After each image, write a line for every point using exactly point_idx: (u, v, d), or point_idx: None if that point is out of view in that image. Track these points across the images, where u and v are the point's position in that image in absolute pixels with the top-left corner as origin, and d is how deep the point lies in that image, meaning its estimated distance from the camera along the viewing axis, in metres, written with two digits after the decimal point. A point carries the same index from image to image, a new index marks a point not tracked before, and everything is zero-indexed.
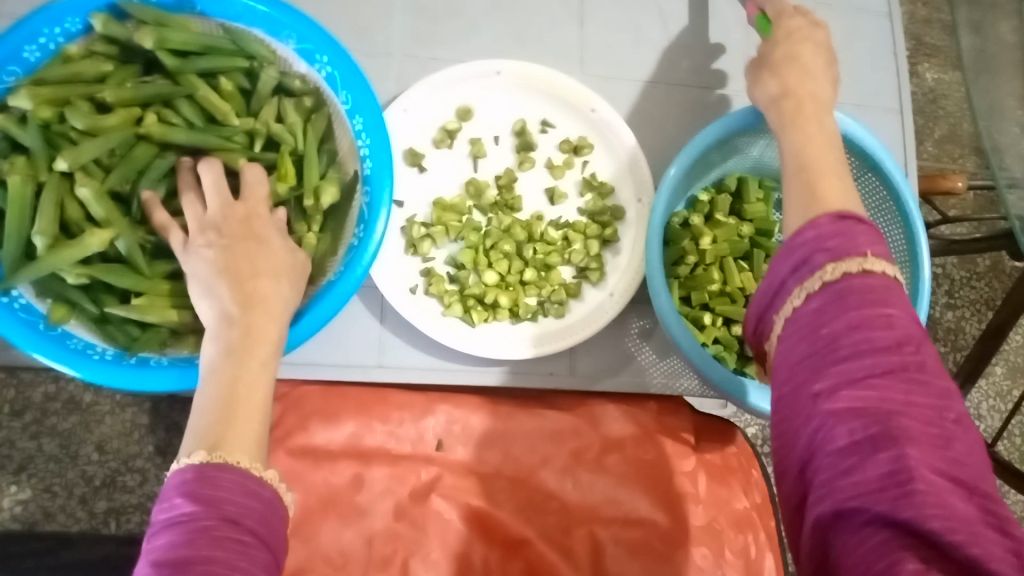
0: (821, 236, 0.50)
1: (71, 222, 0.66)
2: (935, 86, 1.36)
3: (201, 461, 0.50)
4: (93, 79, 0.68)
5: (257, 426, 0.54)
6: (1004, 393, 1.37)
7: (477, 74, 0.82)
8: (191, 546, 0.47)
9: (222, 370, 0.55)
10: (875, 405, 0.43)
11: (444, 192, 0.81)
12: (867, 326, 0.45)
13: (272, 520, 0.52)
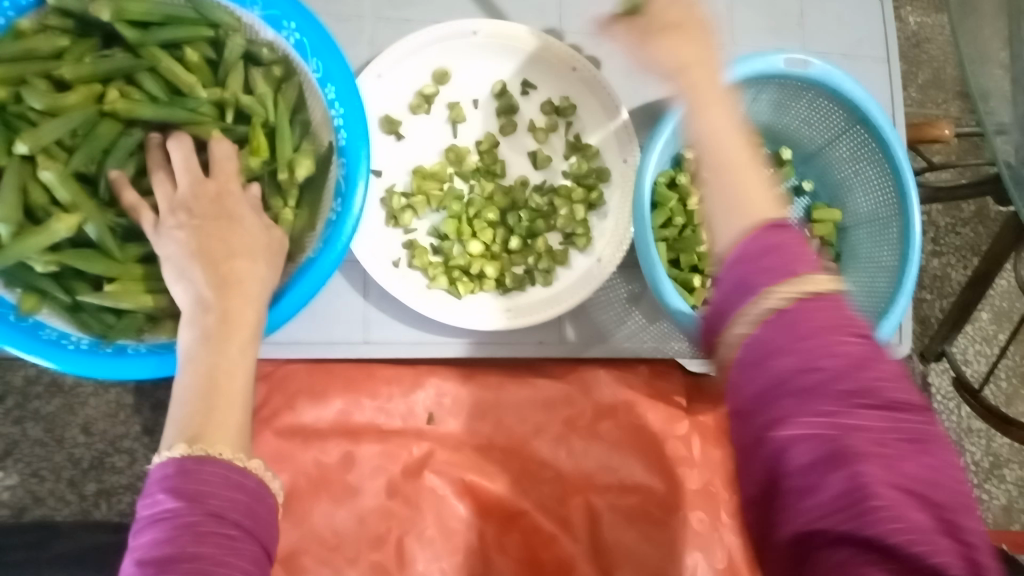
0: (760, 258, 0.44)
1: (36, 207, 0.63)
2: (917, 30, 1.34)
3: (184, 454, 0.50)
4: (50, 55, 0.65)
5: (240, 413, 0.53)
6: (990, 337, 1.39)
7: (456, 36, 0.78)
8: (175, 543, 0.47)
9: (201, 357, 0.54)
10: (832, 427, 0.42)
11: (422, 160, 0.79)
12: (823, 351, 0.43)
13: (260, 508, 0.52)
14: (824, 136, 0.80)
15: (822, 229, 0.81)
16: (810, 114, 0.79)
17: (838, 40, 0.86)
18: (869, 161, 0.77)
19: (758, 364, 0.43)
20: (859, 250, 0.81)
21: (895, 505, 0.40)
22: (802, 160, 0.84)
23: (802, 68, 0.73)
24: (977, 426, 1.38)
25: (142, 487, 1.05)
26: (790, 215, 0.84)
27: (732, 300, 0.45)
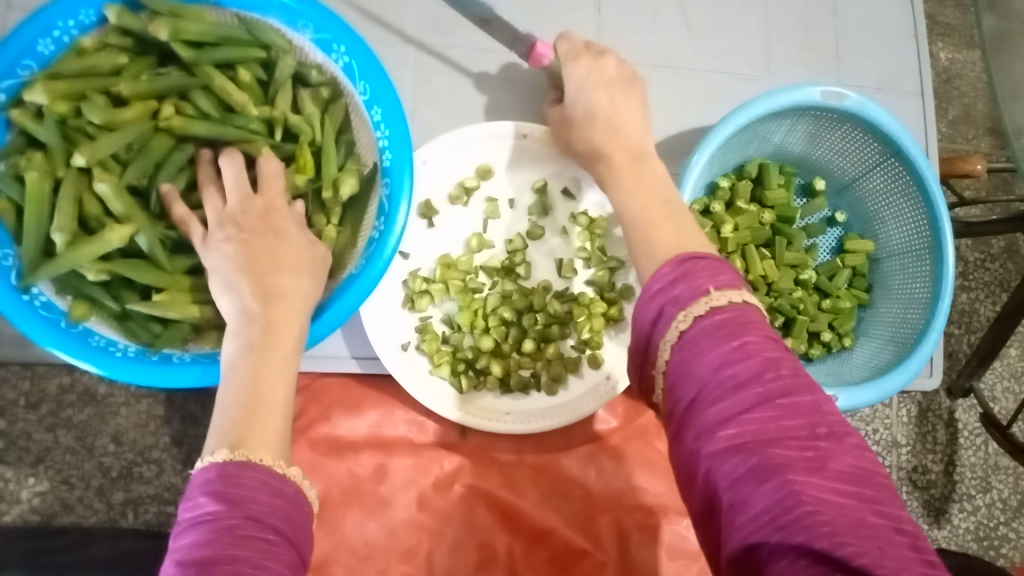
0: (658, 294, 0.52)
1: (90, 217, 0.65)
2: (948, 66, 1.35)
3: (228, 458, 0.51)
4: (108, 72, 0.67)
5: (281, 422, 0.55)
6: (1018, 374, 1.38)
7: (497, 133, 0.77)
8: (215, 545, 0.47)
9: (245, 366, 0.55)
10: (750, 437, 0.45)
11: (450, 250, 0.78)
12: (729, 364, 0.47)
13: (296, 517, 0.52)
14: (858, 168, 0.81)
15: (853, 259, 0.82)
16: (844, 146, 0.80)
17: (873, 74, 0.87)
18: (903, 194, 0.78)
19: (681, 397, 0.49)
20: (891, 282, 0.81)
21: (825, 511, 0.42)
22: (835, 191, 0.85)
23: (838, 101, 0.74)
24: (1004, 463, 1.37)
25: (169, 498, 1.07)
26: (821, 245, 0.86)
27: (650, 325, 0.52)
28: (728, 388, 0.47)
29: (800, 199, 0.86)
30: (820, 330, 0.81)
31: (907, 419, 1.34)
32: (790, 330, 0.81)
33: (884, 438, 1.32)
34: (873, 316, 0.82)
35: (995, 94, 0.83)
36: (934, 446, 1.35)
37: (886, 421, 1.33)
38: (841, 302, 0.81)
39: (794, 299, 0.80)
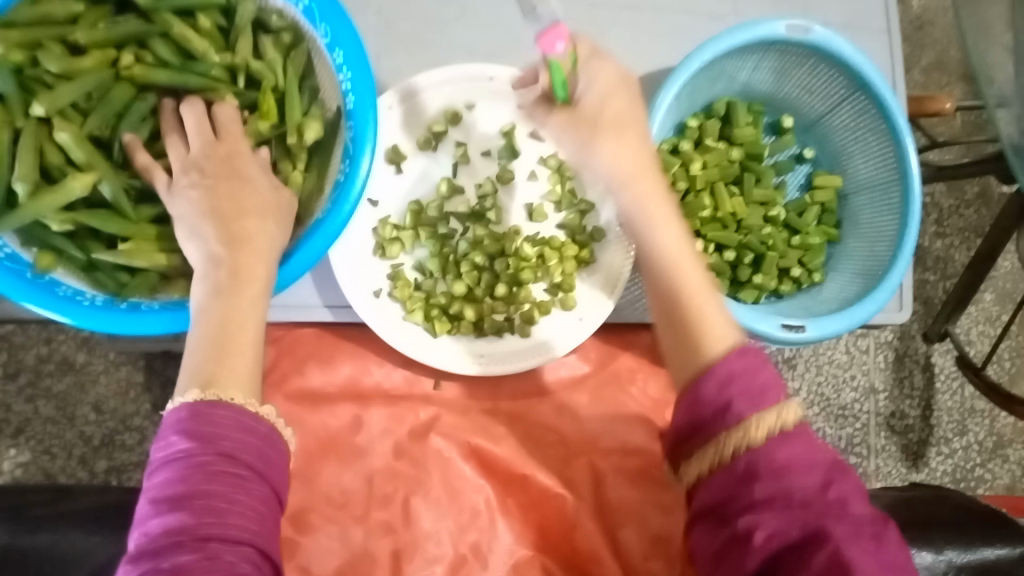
0: (714, 386, 0.51)
1: (51, 166, 0.64)
2: (921, 14, 1.35)
3: (198, 398, 0.51)
4: (65, 20, 0.66)
5: (252, 361, 0.55)
6: (993, 317, 1.39)
7: (465, 75, 0.77)
8: (188, 481, 0.47)
9: (216, 308, 0.55)
10: (805, 510, 0.47)
11: (420, 196, 0.78)
12: (783, 439, 0.49)
13: (269, 453, 0.52)
14: (824, 104, 0.81)
15: (821, 195, 0.83)
16: (810, 81, 0.80)
17: (839, 10, 0.87)
18: (869, 127, 0.79)
19: (740, 466, 0.49)
20: (860, 217, 0.82)
21: None
22: (804, 128, 0.86)
23: (802, 35, 0.74)
24: (981, 406, 1.37)
25: None
26: (790, 182, 0.86)
27: (707, 417, 0.51)
28: (780, 464, 0.49)
29: (768, 138, 0.86)
30: (789, 265, 0.81)
31: (884, 365, 1.35)
32: (761, 267, 0.81)
33: (862, 384, 1.34)
34: (842, 251, 0.83)
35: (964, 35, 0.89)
36: (912, 391, 1.36)
37: (863, 366, 1.35)
38: (810, 238, 0.82)
39: (764, 236, 0.81)
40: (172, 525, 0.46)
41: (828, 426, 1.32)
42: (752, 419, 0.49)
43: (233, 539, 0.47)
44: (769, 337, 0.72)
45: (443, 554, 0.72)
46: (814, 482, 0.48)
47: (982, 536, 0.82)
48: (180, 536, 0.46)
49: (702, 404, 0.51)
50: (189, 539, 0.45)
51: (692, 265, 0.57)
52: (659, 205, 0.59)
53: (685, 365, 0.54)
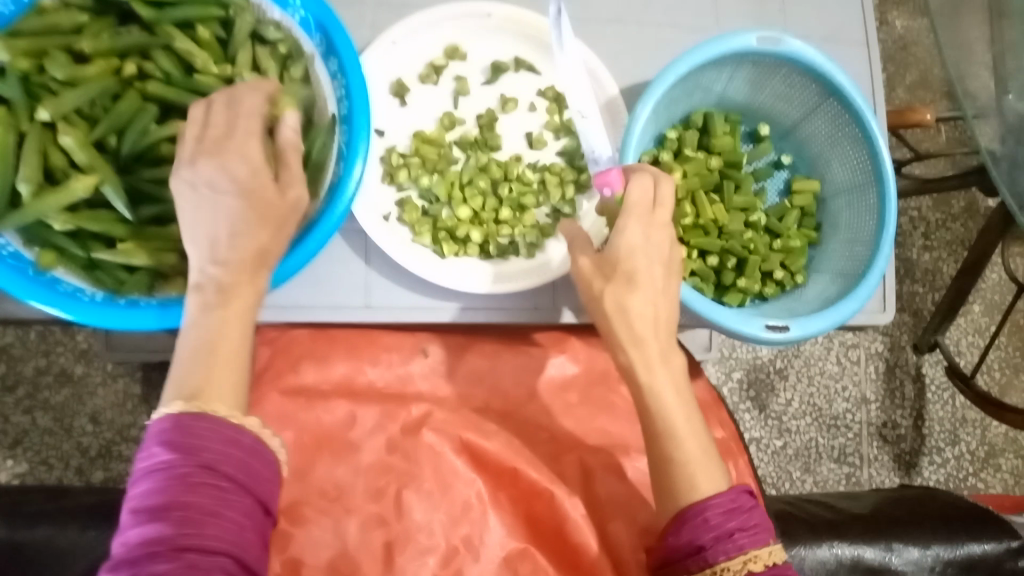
0: (721, 514, 0.56)
1: (55, 168, 0.67)
2: (904, 33, 1.38)
3: (193, 409, 0.50)
4: (70, 30, 0.68)
5: (237, 375, 0.54)
6: (982, 329, 1.40)
7: (469, 12, 0.79)
8: (168, 493, 0.47)
9: (211, 326, 0.54)
10: None
11: (422, 125, 0.79)
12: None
13: (255, 463, 0.52)
14: (798, 112, 0.85)
15: (800, 200, 0.86)
16: (786, 89, 0.83)
17: (819, 24, 0.89)
18: (845, 133, 0.82)
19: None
20: (837, 218, 0.85)
21: None
22: (781, 136, 0.88)
23: (774, 45, 0.77)
24: (972, 416, 1.39)
25: None
26: (770, 187, 0.89)
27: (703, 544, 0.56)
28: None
29: (747, 146, 0.89)
30: (772, 269, 0.84)
31: (875, 375, 1.36)
32: (743, 271, 0.83)
33: (853, 394, 1.35)
34: (821, 254, 0.86)
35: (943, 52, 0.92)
36: (903, 401, 1.37)
37: (854, 377, 1.36)
38: (791, 241, 0.85)
39: (745, 240, 0.83)
40: (151, 535, 0.47)
41: (820, 437, 1.33)
42: (752, 552, 0.55)
43: (210, 550, 0.47)
44: (754, 338, 0.73)
45: (435, 545, 0.73)
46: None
47: (968, 530, 0.85)
48: (158, 547, 0.46)
49: (697, 534, 0.56)
50: (166, 551, 0.46)
51: (689, 424, 0.59)
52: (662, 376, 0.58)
53: (666, 496, 0.58)
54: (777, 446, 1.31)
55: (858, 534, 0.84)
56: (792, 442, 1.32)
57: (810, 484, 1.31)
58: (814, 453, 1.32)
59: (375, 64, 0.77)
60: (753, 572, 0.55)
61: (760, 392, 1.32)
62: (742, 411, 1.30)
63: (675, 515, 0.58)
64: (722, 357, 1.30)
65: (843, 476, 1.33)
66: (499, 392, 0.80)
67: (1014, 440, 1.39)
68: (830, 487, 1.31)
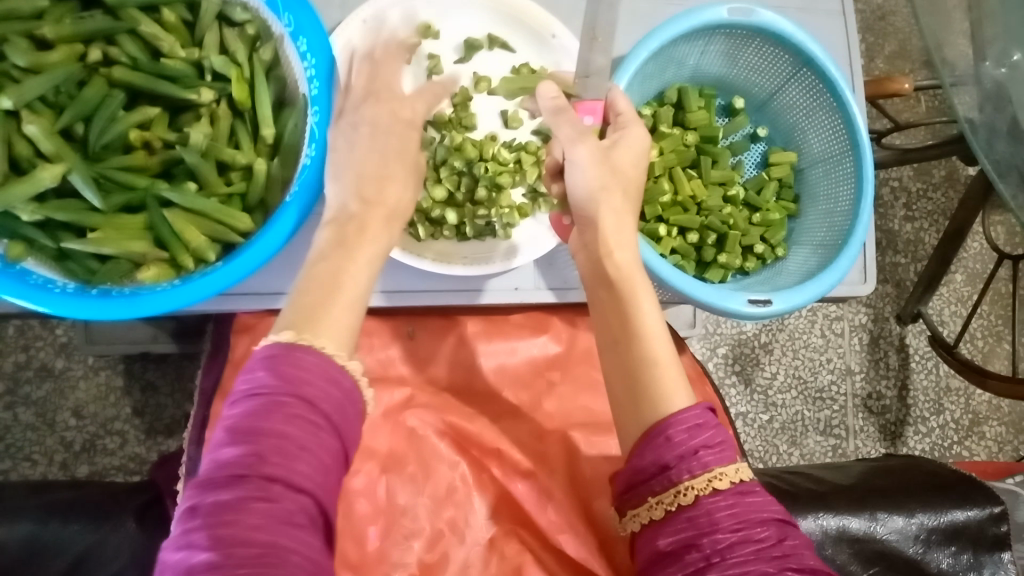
0: (684, 431, 0.55)
1: (20, 158, 0.65)
2: (883, 3, 1.37)
3: (292, 337, 0.51)
4: (30, 15, 0.66)
5: (350, 316, 0.55)
6: (965, 298, 1.41)
7: None
8: (265, 418, 0.47)
9: (355, 267, 0.56)
10: (758, 540, 0.53)
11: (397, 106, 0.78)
12: (745, 492, 0.55)
13: (348, 409, 0.52)
14: (773, 83, 0.85)
15: (777, 172, 0.87)
16: (759, 61, 0.83)
17: None
18: (820, 103, 0.81)
19: (693, 511, 0.54)
20: (816, 189, 0.86)
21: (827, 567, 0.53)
22: (755, 109, 0.90)
23: (745, 17, 0.76)
24: (955, 384, 1.39)
25: (134, 468, 1.08)
26: (747, 160, 0.90)
27: (669, 462, 0.55)
28: (733, 501, 0.54)
29: (722, 120, 0.89)
30: (753, 243, 0.85)
31: (859, 347, 1.37)
32: (724, 246, 0.85)
33: (838, 366, 1.36)
34: (801, 225, 0.87)
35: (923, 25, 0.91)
36: (887, 372, 1.37)
37: (839, 349, 1.36)
38: (770, 214, 0.86)
39: (724, 216, 0.85)
40: (238, 461, 0.46)
41: (807, 409, 1.33)
42: (717, 470, 0.54)
43: (296, 486, 0.47)
44: (736, 314, 0.73)
45: (420, 529, 0.73)
46: (766, 535, 0.53)
47: (952, 498, 0.85)
48: (242, 474, 0.46)
49: (660, 455, 0.55)
50: (254, 479, 0.46)
51: (664, 339, 0.60)
52: (643, 287, 0.62)
53: (637, 414, 0.58)
54: (764, 420, 1.32)
55: (843, 504, 0.84)
56: (779, 415, 1.32)
57: (797, 457, 1.32)
58: (802, 424, 1.33)
59: (344, 45, 0.76)
60: (719, 490, 0.54)
61: (747, 366, 1.32)
62: (727, 386, 1.30)
63: (641, 438, 0.57)
64: (706, 333, 1.30)
65: (830, 447, 1.34)
66: (483, 374, 0.80)
67: (997, 408, 1.40)
68: (817, 459, 1.32)
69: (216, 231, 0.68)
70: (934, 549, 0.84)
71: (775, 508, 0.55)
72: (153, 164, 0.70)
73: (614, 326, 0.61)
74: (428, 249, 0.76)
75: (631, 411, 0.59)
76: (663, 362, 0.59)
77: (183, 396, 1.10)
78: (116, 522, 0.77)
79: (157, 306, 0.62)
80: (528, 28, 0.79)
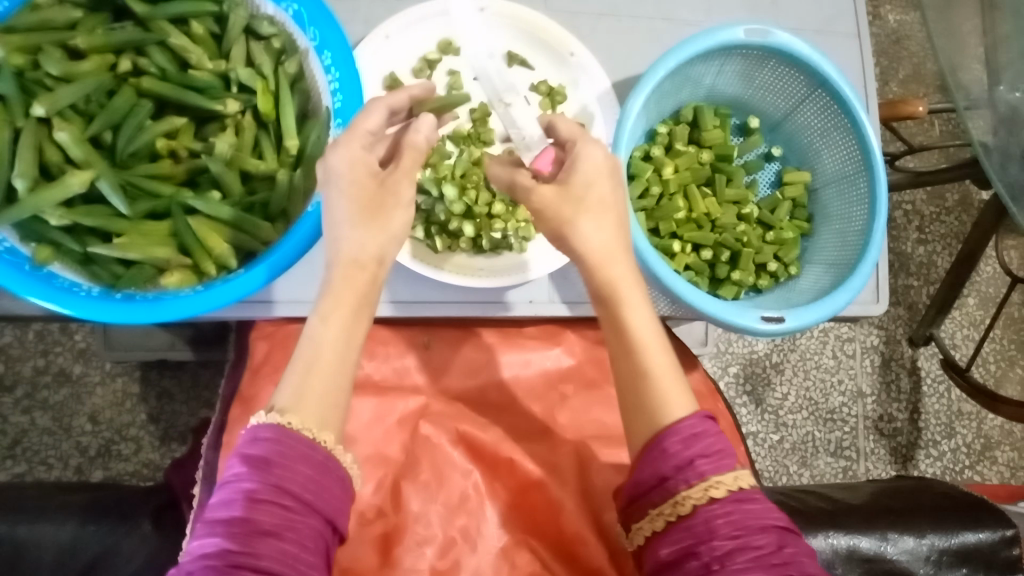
0: (679, 442, 0.56)
1: (50, 164, 0.67)
2: (897, 28, 1.38)
3: (279, 421, 0.54)
4: (64, 26, 0.68)
5: (334, 381, 0.57)
6: (977, 322, 1.41)
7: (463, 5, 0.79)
8: (233, 507, 0.50)
9: (323, 334, 0.58)
10: (755, 546, 0.53)
11: None
12: (744, 499, 0.55)
13: (324, 482, 0.53)
14: (787, 103, 0.86)
15: (791, 191, 0.88)
16: (774, 82, 0.84)
17: (811, 16, 0.89)
18: (834, 124, 0.83)
19: (692, 521, 0.55)
20: (829, 209, 0.87)
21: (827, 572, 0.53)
22: (770, 128, 0.91)
23: (761, 38, 0.77)
24: (967, 409, 1.39)
25: (147, 474, 1.09)
26: (761, 180, 0.91)
27: (666, 474, 0.56)
28: (730, 508, 0.54)
29: (737, 139, 0.90)
30: (766, 261, 0.86)
31: (871, 369, 1.37)
32: (737, 264, 0.86)
33: (849, 388, 1.35)
34: (815, 244, 0.87)
35: (939, 50, 0.91)
36: (899, 394, 1.37)
37: (850, 371, 1.36)
38: (784, 233, 0.87)
39: (738, 233, 0.85)
40: (210, 548, 0.49)
41: (817, 430, 1.33)
42: (713, 479, 0.55)
43: (263, 570, 0.48)
44: (749, 330, 0.73)
45: (433, 536, 0.73)
46: (765, 542, 0.53)
47: (963, 520, 0.85)
48: (214, 561, 0.48)
49: (657, 467, 0.57)
50: (219, 566, 0.48)
51: (660, 348, 0.61)
52: (634, 292, 0.62)
53: (641, 424, 0.59)
54: (774, 440, 1.32)
55: (853, 524, 0.84)
56: (789, 436, 1.32)
57: (807, 478, 1.31)
58: (811, 446, 1.33)
59: (368, 60, 0.77)
60: (716, 499, 0.54)
61: (757, 387, 1.32)
62: (738, 405, 1.31)
63: (641, 450, 0.58)
64: (718, 352, 1.31)
65: (840, 469, 1.33)
66: (497, 385, 0.81)
67: (1010, 432, 1.40)
68: (827, 481, 1.31)
69: (239, 239, 0.69)
70: (945, 571, 0.83)
71: (776, 515, 0.56)
72: (177, 172, 0.71)
73: (611, 338, 0.62)
74: (445, 262, 0.78)
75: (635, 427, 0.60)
76: (660, 373, 0.60)
77: (197, 403, 1.11)
78: (133, 525, 0.78)
79: (177, 311, 0.63)
80: (550, 47, 0.81)
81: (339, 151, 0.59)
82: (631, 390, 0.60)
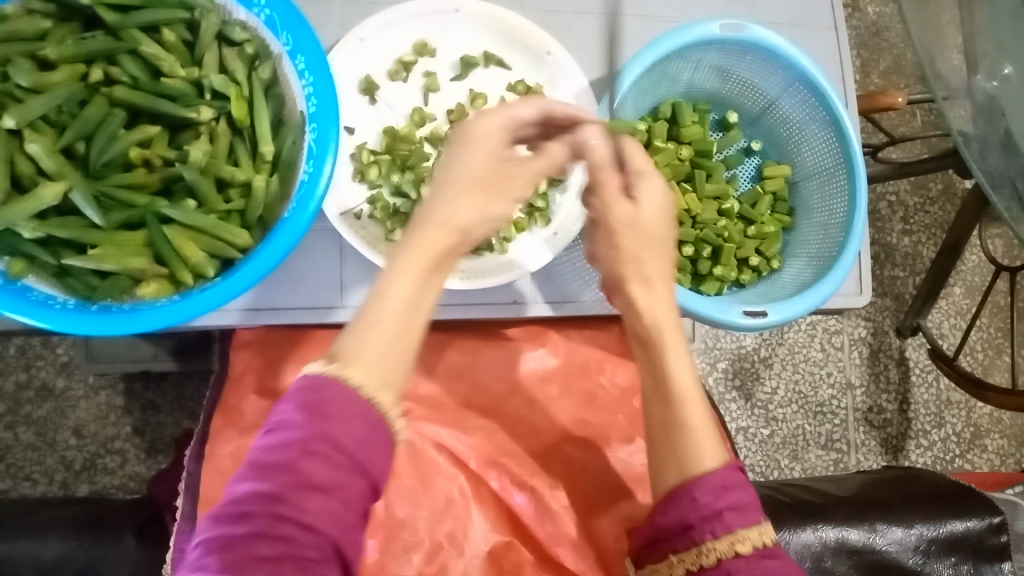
0: (710, 493, 0.55)
1: (22, 176, 0.66)
2: (876, 20, 1.39)
3: (332, 372, 0.48)
4: (33, 37, 0.68)
5: (395, 346, 0.50)
6: (964, 310, 1.41)
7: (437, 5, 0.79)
8: (285, 452, 0.46)
9: (394, 286, 0.51)
10: None
11: (396, 123, 0.79)
12: (769, 555, 0.54)
13: (379, 441, 0.48)
14: (766, 97, 0.86)
15: (772, 185, 0.88)
16: (752, 76, 0.84)
17: (787, 10, 0.89)
18: (812, 117, 0.83)
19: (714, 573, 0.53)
20: (811, 202, 0.87)
21: None
22: (750, 123, 0.91)
23: (737, 32, 0.77)
24: (956, 397, 1.39)
25: (134, 487, 1.08)
26: (741, 174, 0.91)
27: (690, 522, 0.55)
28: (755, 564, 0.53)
29: (716, 134, 0.91)
30: (748, 256, 0.86)
31: (859, 361, 1.37)
32: (719, 259, 0.86)
33: (838, 380, 1.36)
34: (796, 238, 0.87)
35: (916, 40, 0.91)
36: (887, 385, 1.37)
37: (839, 363, 1.36)
38: (765, 227, 0.87)
39: (719, 229, 0.85)
40: (253, 496, 0.45)
41: (807, 423, 1.33)
42: (740, 533, 0.54)
43: (309, 526, 0.44)
44: (732, 325, 0.73)
45: (419, 542, 0.73)
46: None
47: (951, 508, 0.86)
48: (257, 508, 0.44)
49: (683, 514, 0.55)
50: (262, 516, 0.44)
51: (700, 404, 0.60)
52: (678, 345, 0.62)
53: (670, 472, 0.58)
54: (765, 434, 1.32)
55: (841, 517, 0.84)
56: (779, 430, 1.32)
57: (798, 471, 1.32)
58: (802, 440, 1.33)
59: (342, 63, 0.77)
60: (742, 554, 0.53)
61: (746, 381, 1.32)
62: (727, 400, 1.31)
63: (666, 495, 0.57)
64: (705, 348, 1.30)
65: (831, 462, 1.33)
66: (481, 387, 0.80)
67: (999, 420, 1.40)
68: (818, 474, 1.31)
69: (215, 246, 0.68)
70: (934, 561, 0.83)
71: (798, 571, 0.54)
72: (151, 181, 0.70)
73: (650, 387, 0.61)
74: None
75: (664, 480, 0.58)
76: (700, 428, 0.58)
77: (183, 414, 1.10)
78: (116, 538, 0.77)
79: (153, 321, 0.63)
80: (526, 47, 0.81)
81: (485, 118, 0.58)
82: (666, 435, 0.59)
